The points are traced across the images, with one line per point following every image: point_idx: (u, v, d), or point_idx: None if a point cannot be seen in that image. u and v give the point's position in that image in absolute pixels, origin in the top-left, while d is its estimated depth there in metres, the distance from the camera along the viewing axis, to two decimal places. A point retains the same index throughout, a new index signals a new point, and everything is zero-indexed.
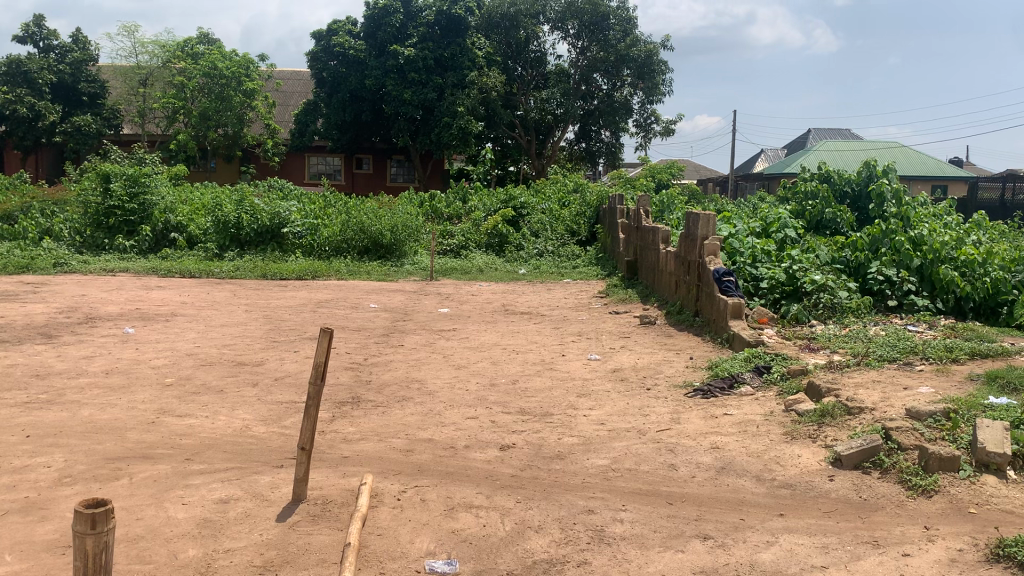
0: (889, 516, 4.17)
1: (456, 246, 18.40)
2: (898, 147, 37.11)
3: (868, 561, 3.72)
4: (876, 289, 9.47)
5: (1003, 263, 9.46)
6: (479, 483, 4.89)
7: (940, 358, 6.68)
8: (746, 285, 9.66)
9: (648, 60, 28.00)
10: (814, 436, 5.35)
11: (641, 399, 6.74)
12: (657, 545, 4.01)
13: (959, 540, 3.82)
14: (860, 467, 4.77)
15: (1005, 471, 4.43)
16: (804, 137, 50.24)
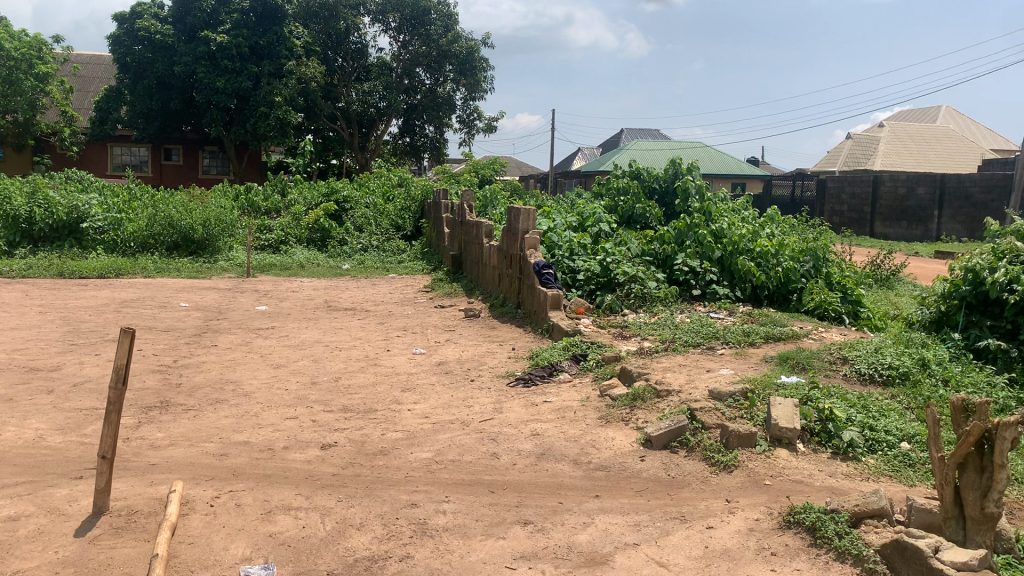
0: (695, 492, 4.42)
1: (275, 241, 17.83)
2: (702, 147, 39.53)
3: (675, 536, 3.92)
4: (682, 279, 10.02)
5: (792, 253, 10.25)
6: (298, 484, 4.75)
7: (739, 342, 7.17)
8: (564, 276, 9.95)
9: (469, 57, 28.35)
10: (627, 419, 5.59)
11: (464, 390, 6.79)
12: (478, 533, 4.05)
13: (756, 511, 4.11)
14: (668, 447, 5.02)
15: (794, 444, 4.82)
16: (618, 136, 52.50)
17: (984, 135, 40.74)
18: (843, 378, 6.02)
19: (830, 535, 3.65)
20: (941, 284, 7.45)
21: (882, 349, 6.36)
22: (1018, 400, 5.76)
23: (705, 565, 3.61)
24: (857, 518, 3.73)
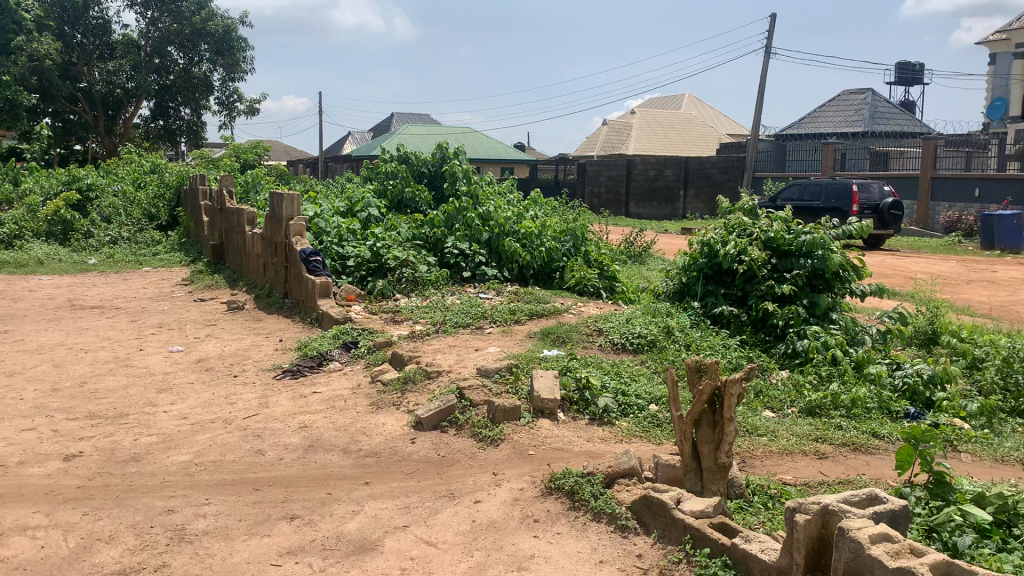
0: (464, 468, 4.51)
1: (6, 236, 16.06)
2: (469, 131, 40.20)
3: (443, 514, 3.97)
4: (453, 262, 10.17)
5: (554, 234, 10.67)
6: (36, 501, 4.32)
7: (505, 320, 7.38)
8: (333, 263, 9.78)
9: (226, 36, 27.02)
10: (397, 403, 5.59)
11: (227, 387, 6.47)
12: (242, 534, 3.89)
13: (521, 481, 4.25)
14: (438, 427, 5.07)
15: (555, 414, 5.04)
16: (387, 120, 52.22)
17: (722, 121, 44.60)
18: (600, 349, 6.39)
19: (587, 497, 3.85)
20: (682, 257, 8.09)
21: (632, 320, 6.83)
22: (748, 360, 6.41)
23: (471, 539, 3.69)
24: (611, 478, 3.96)
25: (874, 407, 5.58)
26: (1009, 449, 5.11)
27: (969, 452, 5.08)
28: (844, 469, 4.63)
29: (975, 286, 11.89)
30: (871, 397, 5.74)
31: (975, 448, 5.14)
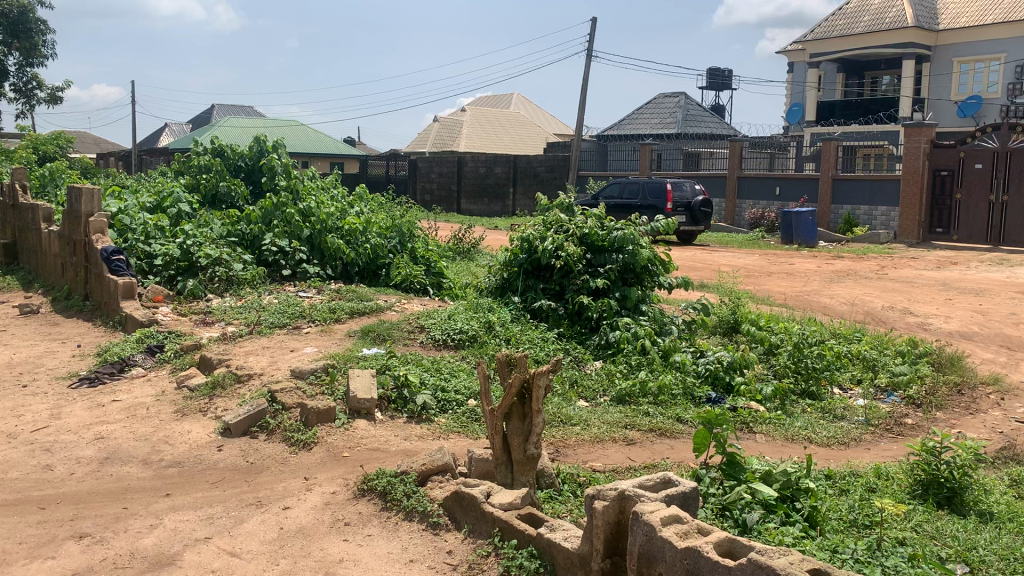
0: (274, 474, 4.35)
1: None
2: (295, 125, 39.08)
3: (250, 523, 3.81)
4: (271, 260, 9.86)
5: (379, 230, 10.49)
6: None
7: (324, 319, 7.20)
8: (139, 262, 9.23)
9: (22, 17, 24.89)
10: (205, 410, 5.31)
11: (14, 398, 5.93)
12: (22, 558, 3.56)
13: (333, 484, 4.15)
14: (248, 433, 4.87)
15: (372, 414, 4.96)
16: (208, 113, 49.90)
17: (549, 120, 45.66)
18: (420, 346, 6.37)
19: (399, 497, 3.81)
20: (502, 253, 8.17)
21: (453, 316, 6.84)
22: (564, 352, 6.57)
23: (278, 546, 3.56)
24: (424, 476, 3.94)
25: (679, 393, 5.88)
26: (798, 428, 5.52)
27: (763, 432, 5.43)
28: (651, 454, 4.83)
29: (775, 278, 12.78)
30: (676, 384, 6.04)
31: (768, 428, 5.50)
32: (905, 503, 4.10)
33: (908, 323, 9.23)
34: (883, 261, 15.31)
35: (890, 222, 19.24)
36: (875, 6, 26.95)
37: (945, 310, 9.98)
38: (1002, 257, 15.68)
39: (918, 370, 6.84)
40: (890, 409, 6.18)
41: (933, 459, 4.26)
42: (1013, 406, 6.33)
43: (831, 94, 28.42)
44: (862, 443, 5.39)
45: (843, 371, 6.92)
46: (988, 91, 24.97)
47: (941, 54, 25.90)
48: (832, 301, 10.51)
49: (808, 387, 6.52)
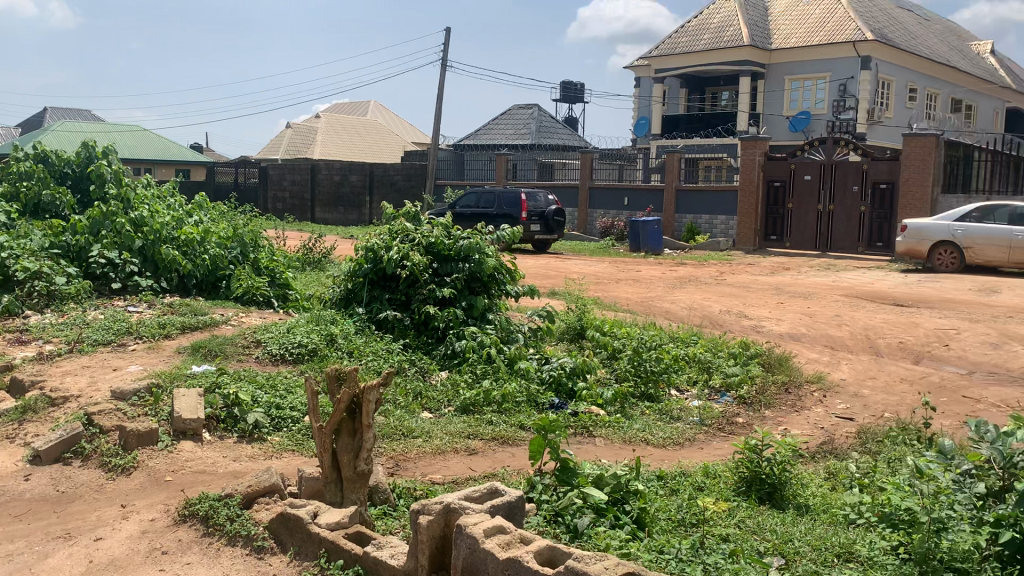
0: (87, 503, 4.05)
1: None
2: (137, 129, 37.23)
3: (55, 558, 3.52)
4: (98, 273, 9.34)
5: (219, 240, 10.04)
6: None
7: (152, 335, 6.82)
8: None
9: None
10: (13, 436, 4.89)
11: None
12: None
13: (152, 511, 3.90)
14: (59, 460, 4.51)
15: (199, 435, 4.72)
16: (39, 117, 46.75)
17: (405, 128, 45.41)
18: (256, 361, 6.14)
19: (221, 522, 3.62)
20: (346, 264, 7.99)
21: (293, 329, 6.64)
22: (409, 363, 6.49)
23: None
24: (249, 499, 3.76)
25: (523, 400, 5.91)
26: (636, 431, 5.65)
27: (603, 436, 5.53)
28: (491, 463, 4.82)
29: (623, 285, 13.14)
30: (520, 391, 6.07)
31: (608, 431, 5.61)
32: (731, 500, 4.26)
33: (743, 326, 9.69)
34: (723, 267, 16.07)
35: (729, 231, 20.19)
36: (714, 24, 28.37)
37: (777, 313, 10.54)
38: (829, 263, 16.78)
39: (749, 371, 7.16)
40: (722, 409, 6.44)
41: (756, 456, 4.45)
42: (834, 402, 6.74)
43: (675, 109, 29.74)
44: (695, 443, 5.59)
45: (680, 373, 7.14)
46: (815, 107, 26.64)
47: (774, 72, 27.50)
48: (674, 306, 10.90)
49: (647, 390, 6.72)
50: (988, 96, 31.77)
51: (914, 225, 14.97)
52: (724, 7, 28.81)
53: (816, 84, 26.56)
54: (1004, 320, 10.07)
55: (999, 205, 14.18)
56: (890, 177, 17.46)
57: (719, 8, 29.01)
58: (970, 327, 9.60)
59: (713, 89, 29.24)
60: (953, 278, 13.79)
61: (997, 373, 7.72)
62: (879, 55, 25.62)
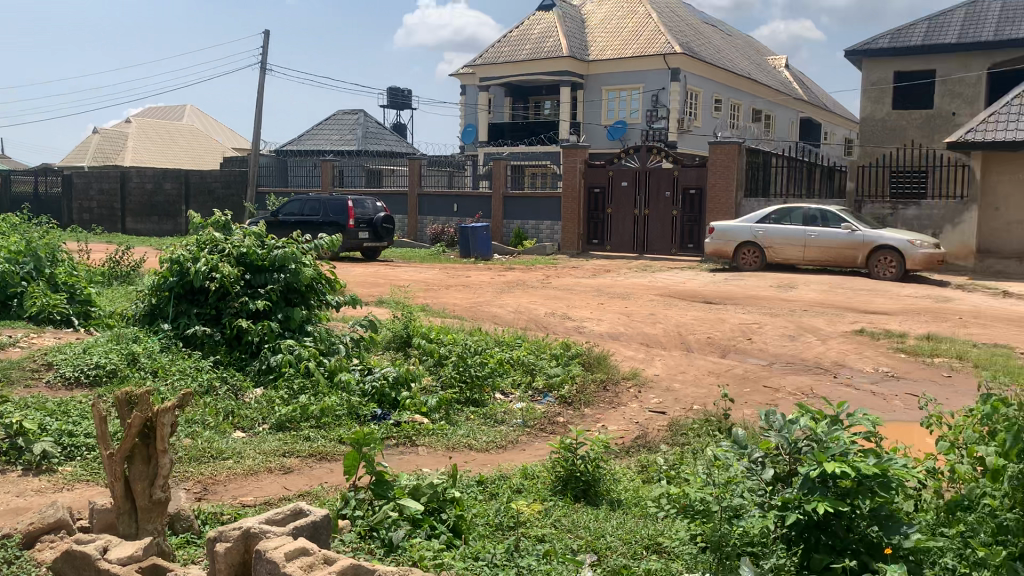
0: None
1: None
2: None
3: None
4: None
5: (9, 256, 9.23)
6: None
7: None
8: None
9: None
10: None
11: None
12: None
13: None
14: None
15: None
16: None
17: (225, 133, 43.63)
18: (47, 386, 5.69)
19: None
20: (151, 277, 7.53)
21: (90, 350, 6.19)
22: (221, 380, 6.19)
23: None
24: (31, 537, 3.44)
25: (343, 414, 5.77)
26: (458, 436, 5.63)
27: (425, 444, 5.46)
28: (307, 480, 4.66)
29: (451, 291, 13.18)
30: (340, 404, 5.92)
31: (430, 439, 5.55)
32: (547, 501, 4.31)
33: (567, 327, 9.94)
34: (549, 271, 16.46)
35: (554, 235, 20.69)
36: (535, 35, 29.11)
37: (598, 314, 10.89)
38: (646, 264, 17.56)
39: (570, 370, 7.29)
40: (545, 409, 6.51)
41: (571, 455, 4.53)
42: (648, 397, 6.99)
43: (500, 116, 30.24)
44: (517, 445, 5.65)
45: (503, 376, 7.13)
46: (631, 116, 27.79)
47: (592, 82, 28.48)
48: (501, 310, 11.04)
49: (472, 394, 6.64)
50: (784, 108, 34.36)
51: (722, 227, 15.94)
52: (544, 18, 29.61)
53: (631, 95, 27.76)
54: (801, 313, 10.89)
55: (795, 208, 15.30)
56: (699, 182, 18.47)
57: (539, 19, 29.79)
58: (771, 321, 10.31)
59: (536, 99, 30.14)
60: (756, 276, 14.78)
61: (794, 363, 8.32)
62: (687, 67, 27.10)
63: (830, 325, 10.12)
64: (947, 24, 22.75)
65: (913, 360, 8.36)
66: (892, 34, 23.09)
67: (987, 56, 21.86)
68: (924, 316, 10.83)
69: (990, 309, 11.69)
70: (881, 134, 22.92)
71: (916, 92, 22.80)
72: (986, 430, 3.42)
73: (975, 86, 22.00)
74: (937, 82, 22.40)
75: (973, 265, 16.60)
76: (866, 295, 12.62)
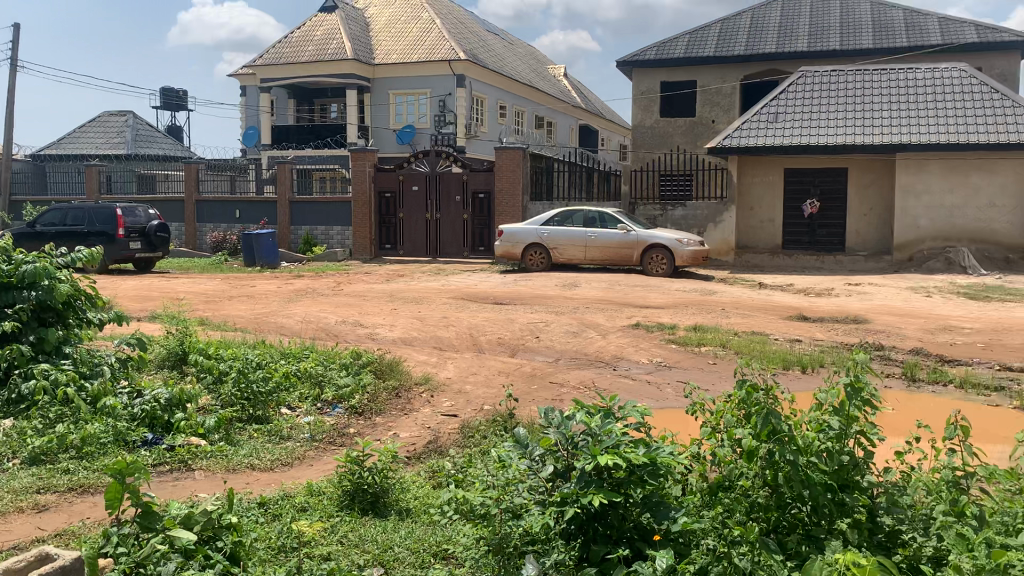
0: None
1: None
2: None
3: None
4: None
5: None
6: None
7: None
8: None
9: None
10: None
11: None
12: None
13: None
14: None
15: None
16: None
17: None
18: None
19: None
20: None
21: None
22: None
23: None
24: None
25: (108, 441, 5.33)
26: (241, 457, 5.36)
27: (203, 468, 5.15)
28: (66, 518, 4.25)
29: (235, 302, 12.59)
30: (104, 431, 5.46)
31: (208, 462, 5.25)
32: (332, 518, 4.19)
33: (358, 335, 9.76)
34: (339, 277, 16.14)
35: (346, 240, 20.34)
36: (318, 37, 28.51)
37: (389, 320, 10.80)
38: (438, 267, 17.67)
39: (361, 380, 7.12)
40: (334, 422, 6.32)
41: (357, 468, 4.41)
42: (440, 401, 6.97)
43: (284, 119, 29.41)
44: (305, 461, 5.46)
45: (291, 391, 6.83)
46: (418, 121, 27.87)
47: (378, 86, 28.21)
48: (288, 320, 10.66)
49: (255, 412, 6.28)
50: (564, 114, 35.81)
51: (509, 230, 16.29)
52: (327, 20, 29.06)
53: (418, 99, 27.81)
54: (584, 311, 11.36)
55: (575, 210, 15.96)
56: (487, 187, 18.82)
57: (322, 21, 29.20)
58: (557, 319, 10.68)
59: (321, 101, 29.56)
60: (543, 276, 15.28)
61: (579, 358, 8.67)
62: (471, 73, 27.54)
63: (610, 321, 10.64)
64: (705, 39, 24.62)
65: (684, 349, 8.97)
66: (658, 46, 24.72)
67: (739, 68, 23.83)
68: (693, 309, 11.64)
69: (748, 300, 12.78)
70: (652, 139, 24.46)
71: (680, 100, 24.51)
72: (743, 413, 3.67)
73: (730, 95, 23.93)
74: (697, 92, 24.20)
75: (732, 260, 18.08)
76: (642, 290, 13.39)
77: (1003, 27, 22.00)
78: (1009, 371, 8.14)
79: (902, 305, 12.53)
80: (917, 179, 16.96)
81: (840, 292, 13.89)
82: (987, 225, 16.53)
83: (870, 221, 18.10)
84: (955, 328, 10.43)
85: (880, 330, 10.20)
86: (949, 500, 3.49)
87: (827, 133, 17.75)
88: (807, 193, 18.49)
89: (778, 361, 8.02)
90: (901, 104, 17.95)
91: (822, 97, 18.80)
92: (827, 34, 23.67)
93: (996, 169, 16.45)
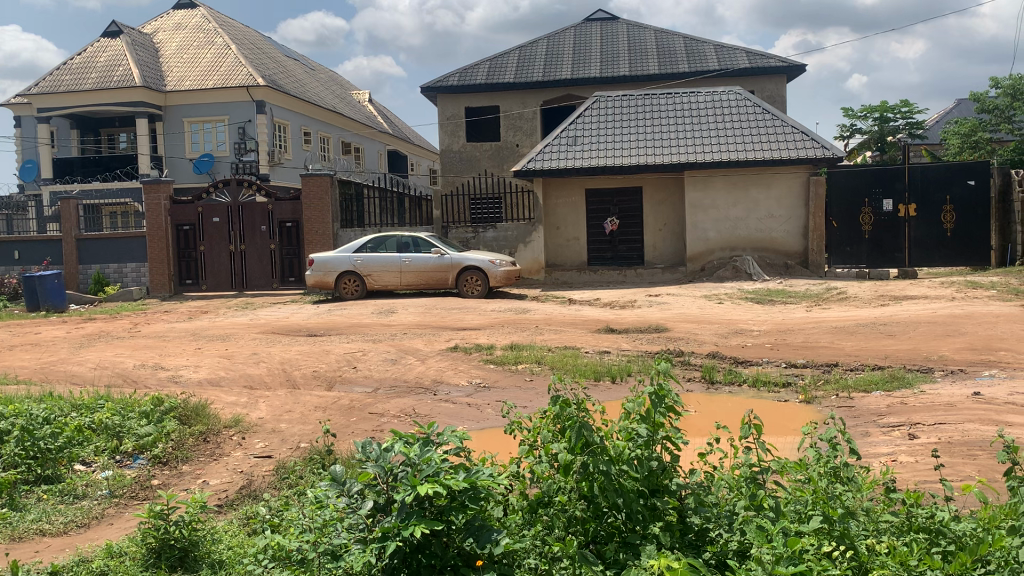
0: None
1: None
2: None
3: None
4: None
5: None
6: None
7: None
8: None
9: None
10: None
11: None
12: None
13: None
14: None
15: None
16: None
17: None
18: None
19: None
20: None
21: None
22: None
23: None
24: None
25: None
26: (27, 523, 4.86)
27: None
28: None
29: (18, 352, 11.49)
30: None
31: None
32: None
33: (159, 378, 9.16)
34: (136, 318, 15.14)
35: (141, 278, 19.13)
36: (101, 63, 26.83)
37: (193, 360, 10.21)
38: (246, 302, 17.00)
39: (164, 428, 6.66)
40: (135, 474, 5.88)
41: (162, 523, 4.12)
42: (253, 442, 6.65)
43: (67, 151, 27.41)
44: (104, 520, 5.05)
45: (85, 445, 6.27)
46: (217, 149, 26.76)
47: (172, 114, 26.82)
48: (79, 368, 9.84)
49: (43, 472, 5.75)
50: (370, 140, 35.63)
51: (320, 259, 15.91)
52: (111, 45, 27.41)
53: (215, 127, 26.70)
54: (401, 337, 11.26)
55: (389, 236, 15.84)
56: (294, 216, 18.33)
57: (105, 46, 27.50)
58: (373, 348, 10.52)
59: (108, 131, 27.97)
60: (357, 304, 15.04)
61: (397, 386, 8.56)
62: (272, 99, 26.82)
63: (428, 345, 10.60)
64: (504, 66, 25.30)
65: (500, 369, 9.08)
66: (460, 72, 25.17)
67: (539, 94, 24.63)
68: (508, 328, 11.85)
69: (559, 316, 13.17)
70: (459, 164, 24.87)
71: (484, 125, 25.07)
72: (558, 427, 3.73)
73: (531, 120, 24.69)
74: (500, 117, 24.85)
75: (543, 278, 18.64)
76: (457, 313, 13.46)
77: (770, 54, 24.12)
78: (794, 367, 8.88)
79: (697, 312, 13.37)
80: (705, 196, 18.20)
81: (642, 304, 14.65)
82: (768, 234, 17.89)
83: (665, 235, 19.24)
84: (745, 331, 11.24)
85: (681, 337, 10.81)
86: (748, 495, 3.70)
87: (625, 154, 18.69)
88: (608, 211, 19.38)
89: (590, 374, 8.30)
90: (688, 125, 19.21)
91: (616, 120, 19.79)
92: (618, 60, 25.03)
93: (772, 183, 17.82)
